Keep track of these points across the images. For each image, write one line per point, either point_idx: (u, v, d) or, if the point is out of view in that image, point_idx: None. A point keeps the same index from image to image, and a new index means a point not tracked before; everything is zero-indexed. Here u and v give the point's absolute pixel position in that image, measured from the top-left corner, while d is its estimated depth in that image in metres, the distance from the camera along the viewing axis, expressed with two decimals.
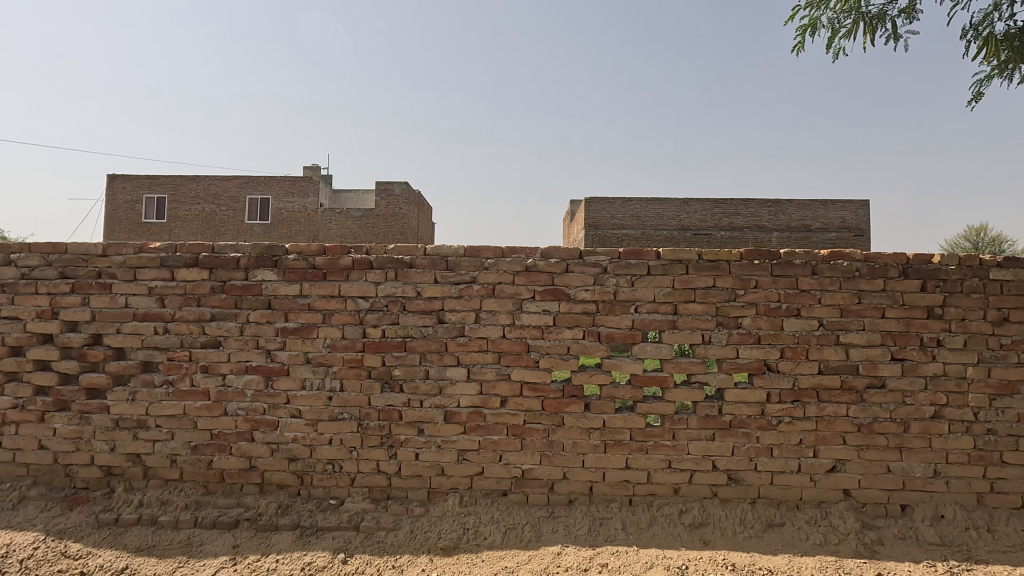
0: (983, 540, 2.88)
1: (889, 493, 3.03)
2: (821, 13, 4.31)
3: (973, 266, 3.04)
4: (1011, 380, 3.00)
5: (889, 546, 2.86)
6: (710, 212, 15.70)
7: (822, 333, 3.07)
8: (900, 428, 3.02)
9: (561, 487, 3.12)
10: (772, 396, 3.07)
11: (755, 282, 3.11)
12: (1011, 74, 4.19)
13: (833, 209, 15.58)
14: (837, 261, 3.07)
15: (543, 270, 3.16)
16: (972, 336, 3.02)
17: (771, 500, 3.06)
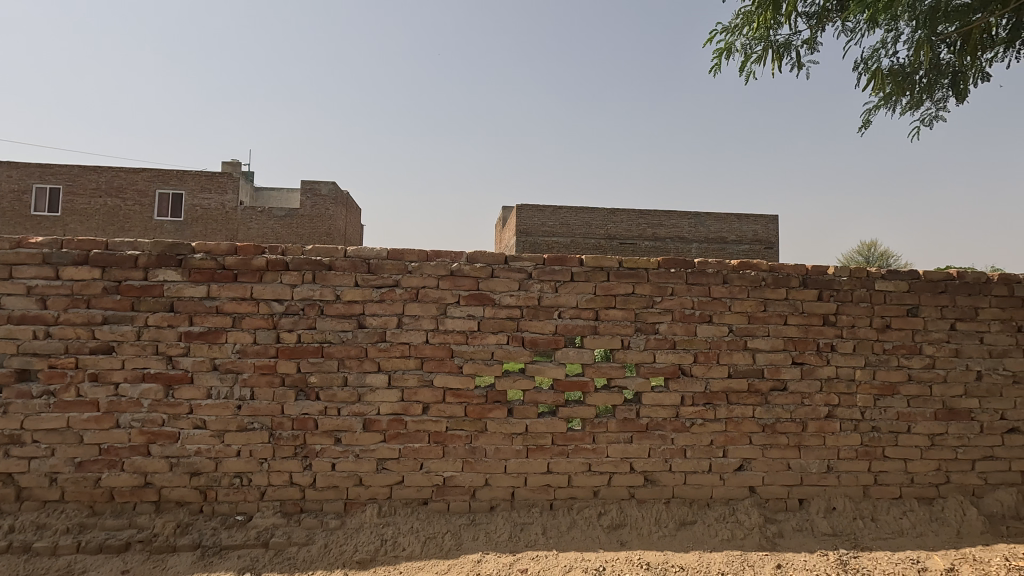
0: (868, 528, 3.14)
1: (788, 488, 3.24)
2: (735, 39, 4.63)
3: (862, 277, 3.33)
4: (893, 382, 3.30)
5: (787, 538, 3.05)
6: (635, 222, 16.30)
7: (732, 338, 3.25)
8: (799, 427, 3.25)
9: (483, 494, 3.10)
10: (686, 399, 3.21)
11: (671, 289, 3.25)
12: (895, 105, 4.69)
13: (746, 223, 16.64)
14: (745, 271, 3.27)
15: (468, 274, 3.14)
16: (860, 341, 3.30)
17: (684, 499, 3.19)
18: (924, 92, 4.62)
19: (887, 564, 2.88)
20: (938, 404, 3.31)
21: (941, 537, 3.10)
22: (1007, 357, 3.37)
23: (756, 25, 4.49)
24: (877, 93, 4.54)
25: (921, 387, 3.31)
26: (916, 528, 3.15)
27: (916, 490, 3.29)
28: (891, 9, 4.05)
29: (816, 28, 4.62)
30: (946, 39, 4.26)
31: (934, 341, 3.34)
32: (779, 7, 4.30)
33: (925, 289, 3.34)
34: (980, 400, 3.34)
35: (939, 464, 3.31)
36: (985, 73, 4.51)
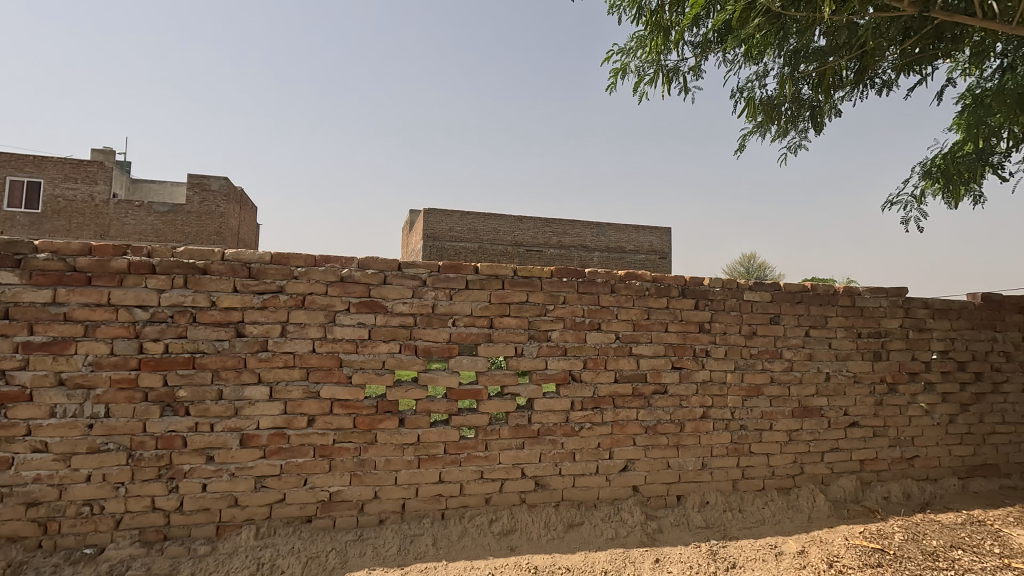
0: (735, 519, 3.42)
1: (668, 486, 3.46)
2: (630, 60, 4.92)
3: (733, 288, 3.63)
4: (757, 384, 3.63)
5: (665, 533, 3.25)
6: (541, 230, 16.69)
7: (618, 345, 3.42)
8: (677, 428, 3.48)
9: (372, 508, 3.00)
10: (575, 404, 3.33)
11: (563, 298, 3.35)
12: (765, 131, 5.24)
13: (643, 234, 17.63)
14: (631, 281, 3.46)
15: (359, 280, 3.04)
16: (731, 347, 3.60)
17: (573, 501, 3.29)
18: (789, 122, 5.19)
19: (750, 550, 3.15)
20: (795, 403, 3.69)
21: (796, 523, 3.45)
22: (850, 359, 3.83)
23: (648, 48, 4.80)
24: (750, 120, 5.02)
25: (782, 388, 3.67)
26: (775, 516, 3.48)
27: (776, 481, 3.64)
28: (761, 46, 4.49)
29: (700, 57, 5.03)
30: (806, 77, 4.80)
31: (791, 346, 3.72)
32: (668, 35, 4.63)
33: (785, 300, 3.72)
34: (828, 398, 3.76)
35: (795, 457, 3.69)
36: (837, 110, 5.13)
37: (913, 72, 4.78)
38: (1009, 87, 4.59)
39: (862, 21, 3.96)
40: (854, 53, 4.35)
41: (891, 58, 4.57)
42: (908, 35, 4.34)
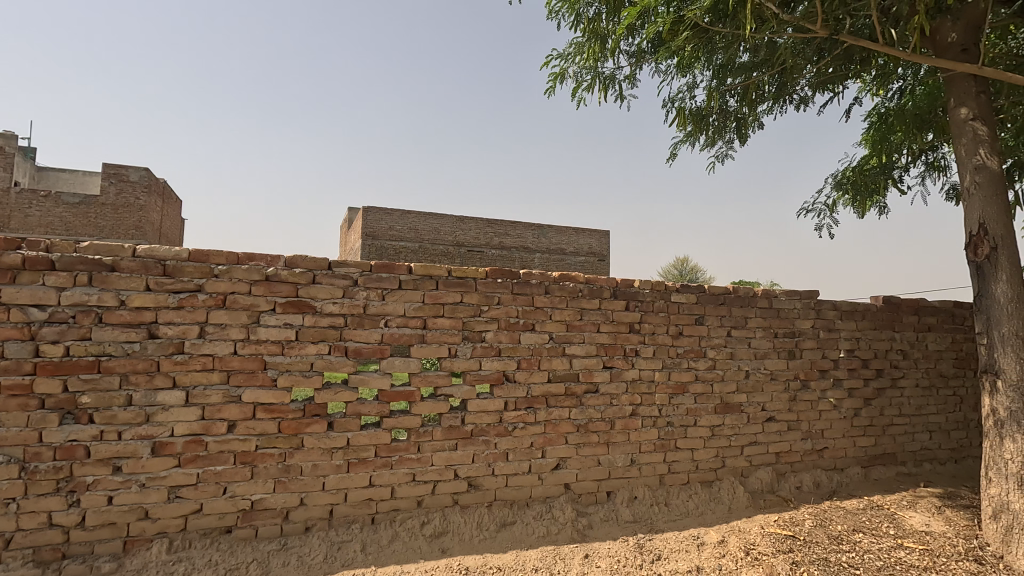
0: (661, 512, 3.55)
1: (598, 482, 3.54)
2: (568, 66, 5.02)
3: (661, 290, 3.78)
4: (683, 382, 3.79)
5: (595, 528, 3.33)
6: (482, 230, 16.67)
7: (552, 345, 3.47)
8: (608, 426, 3.57)
9: (297, 515, 2.90)
10: (508, 404, 3.35)
11: (498, 298, 3.37)
12: (695, 140, 5.49)
13: (582, 236, 17.98)
14: (564, 282, 3.52)
15: (286, 279, 2.93)
16: (659, 347, 3.74)
17: (505, 501, 3.32)
18: (716, 133, 5.46)
19: (674, 542, 3.27)
20: (717, 400, 3.88)
21: (717, 514, 3.62)
22: (767, 358, 4.06)
23: (585, 55, 4.91)
24: (681, 129, 5.23)
25: (705, 385, 3.85)
26: (698, 508, 3.64)
27: (700, 475, 3.81)
28: (692, 59, 4.70)
29: (635, 66, 5.19)
30: (732, 90, 5.06)
31: (715, 345, 3.91)
32: (605, 43, 4.75)
33: (709, 301, 3.91)
34: (748, 395, 3.98)
35: (717, 452, 3.87)
36: (760, 122, 5.44)
37: (827, 91, 5.15)
38: (908, 108, 5.03)
39: (781, 41, 4.21)
40: (775, 70, 4.63)
41: (808, 77, 4.89)
42: (822, 56, 4.67)
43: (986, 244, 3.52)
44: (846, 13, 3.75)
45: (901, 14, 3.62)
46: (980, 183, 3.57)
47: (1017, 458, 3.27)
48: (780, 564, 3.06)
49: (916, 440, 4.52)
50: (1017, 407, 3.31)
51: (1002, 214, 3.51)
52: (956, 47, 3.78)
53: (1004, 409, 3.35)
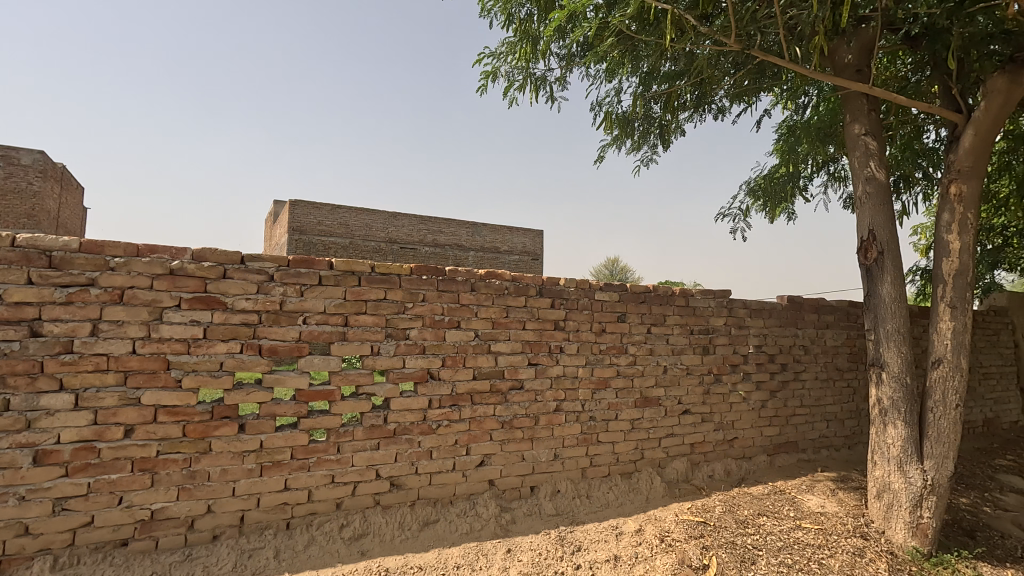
0: (583, 504, 3.65)
1: (522, 478, 3.59)
2: (500, 65, 5.03)
3: (585, 288, 3.88)
4: (605, 377, 3.90)
5: (518, 523, 3.37)
6: (416, 227, 16.39)
7: (477, 343, 3.48)
8: (532, 422, 3.62)
9: (204, 523, 2.74)
10: (433, 402, 3.32)
11: (423, 295, 3.33)
12: (621, 144, 5.68)
13: (517, 235, 18.11)
14: (490, 280, 3.53)
15: (193, 274, 2.76)
16: (582, 343, 3.83)
17: (429, 499, 3.29)
18: (641, 138, 5.68)
19: (594, 533, 3.37)
20: (637, 394, 4.03)
21: (635, 504, 3.76)
22: (684, 353, 4.27)
23: (517, 55, 4.95)
24: (609, 133, 5.39)
25: (626, 380, 3.99)
26: (618, 499, 3.77)
27: (620, 467, 3.94)
28: (618, 65, 4.85)
29: (566, 69, 5.29)
30: (656, 97, 5.27)
31: (636, 342, 4.05)
32: (536, 44, 4.81)
33: (631, 300, 4.05)
34: (665, 389, 4.16)
35: (636, 444, 4.02)
36: (681, 129, 5.70)
37: (742, 102, 5.47)
38: (812, 122, 5.44)
39: (700, 52, 4.43)
40: (695, 80, 4.86)
41: (725, 88, 5.18)
42: (737, 69, 4.95)
43: (874, 249, 3.87)
44: (757, 29, 3.99)
45: (804, 34, 3.91)
46: (869, 193, 3.91)
47: (896, 443, 3.62)
48: (691, 549, 3.22)
49: (815, 429, 4.90)
50: (897, 396, 3.65)
51: (887, 222, 3.86)
52: (851, 67, 4.12)
53: (887, 399, 3.69)
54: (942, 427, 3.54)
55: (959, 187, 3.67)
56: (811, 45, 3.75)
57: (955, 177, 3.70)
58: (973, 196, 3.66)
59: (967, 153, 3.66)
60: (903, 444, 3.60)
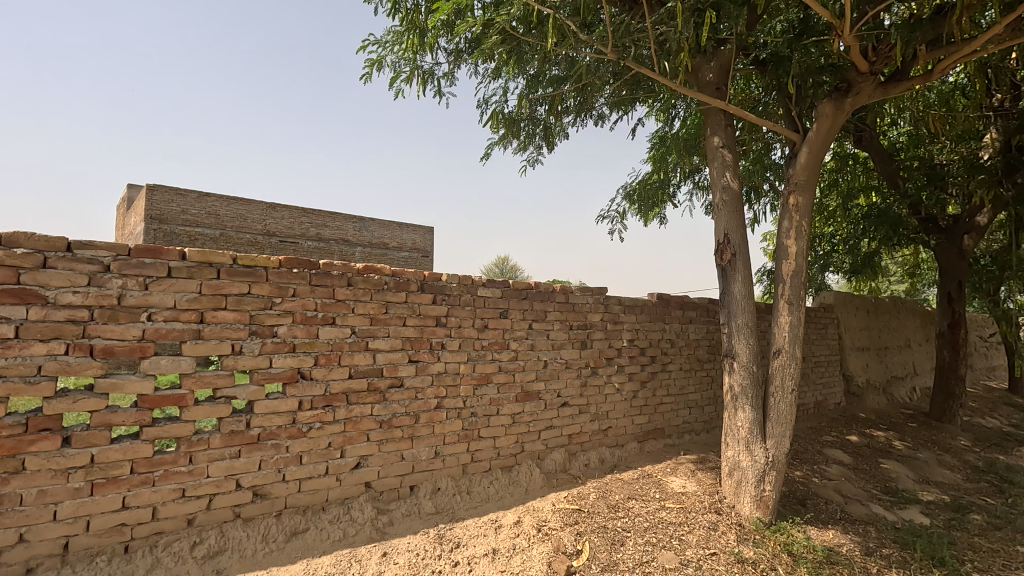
0: (463, 501, 3.63)
1: (401, 478, 3.49)
2: (385, 54, 4.86)
3: (468, 284, 3.86)
4: (487, 373, 3.92)
5: (396, 524, 3.27)
6: (297, 220, 15.13)
7: (354, 340, 3.32)
8: (412, 420, 3.54)
9: (14, 556, 2.34)
10: (303, 403, 3.12)
11: (293, 290, 3.11)
12: (508, 144, 5.76)
13: (406, 231, 17.63)
14: (369, 274, 3.39)
15: (1, 262, 2.34)
16: (464, 340, 3.82)
17: (298, 508, 3.08)
18: (527, 138, 5.81)
19: (473, 528, 3.37)
20: (518, 388, 4.10)
21: (515, 497, 3.82)
22: (563, 348, 4.42)
23: (403, 46, 4.80)
24: (496, 131, 5.43)
25: (508, 375, 4.04)
26: (498, 493, 3.80)
27: (501, 461, 3.99)
28: (505, 65, 4.91)
29: (454, 65, 5.25)
30: (542, 99, 5.40)
31: (517, 337, 4.12)
32: (423, 36, 4.70)
33: (513, 296, 4.11)
34: (545, 382, 4.28)
35: (517, 438, 4.09)
36: (565, 133, 5.90)
37: (620, 111, 5.79)
38: (681, 135, 5.91)
39: (582, 59, 4.60)
40: (577, 86, 5.05)
41: (605, 96, 5.45)
42: (616, 79, 5.22)
43: (728, 251, 4.27)
44: (631, 42, 4.23)
45: (672, 50, 4.21)
46: (725, 201, 4.30)
47: (744, 425, 4.03)
48: (566, 536, 3.35)
49: (679, 415, 5.32)
50: (745, 383, 4.07)
51: (740, 227, 4.28)
52: (711, 85, 4.49)
53: (738, 386, 4.10)
54: (781, 409, 4.00)
55: (796, 198, 4.16)
56: (678, 61, 4.04)
57: (793, 189, 4.19)
58: (807, 206, 4.16)
59: (803, 169, 4.16)
60: (750, 425, 4.02)
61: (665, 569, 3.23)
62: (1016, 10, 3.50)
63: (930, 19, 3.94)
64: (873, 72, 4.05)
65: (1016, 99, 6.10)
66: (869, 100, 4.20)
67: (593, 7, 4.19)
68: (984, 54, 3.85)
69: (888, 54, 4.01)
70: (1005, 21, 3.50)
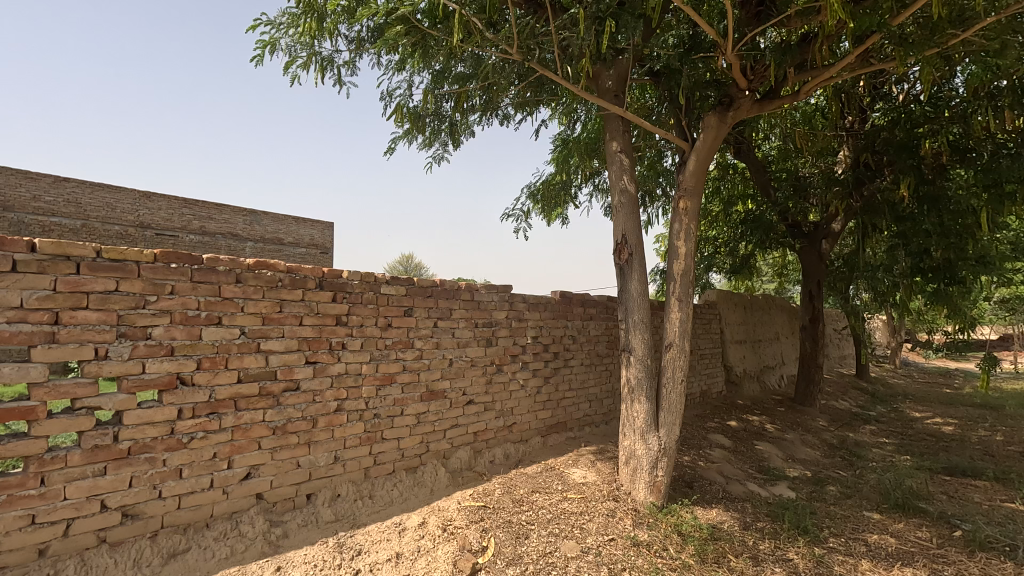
0: (365, 506, 3.50)
1: (296, 487, 3.30)
2: (279, 36, 4.56)
3: (370, 282, 3.73)
4: (390, 373, 3.81)
5: (291, 536, 3.08)
6: (177, 211, 13.62)
7: (242, 341, 3.07)
8: (310, 424, 3.35)
9: None
10: (184, 412, 2.84)
11: (171, 287, 2.82)
12: (413, 138, 5.65)
13: (303, 226, 16.38)
14: (260, 270, 3.16)
15: None
16: (366, 339, 3.68)
17: (177, 526, 2.81)
18: (433, 134, 5.73)
19: (376, 533, 3.26)
20: (423, 388, 4.02)
21: (420, 498, 3.75)
22: (469, 346, 4.40)
23: (299, 29, 4.51)
24: (400, 126, 5.29)
25: (412, 375, 3.95)
26: (402, 496, 3.71)
27: (405, 462, 3.89)
28: (410, 58, 4.80)
29: (355, 54, 5.04)
30: (447, 95, 5.35)
31: (422, 336, 4.05)
32: (321, 21, 4.45)
33: (417, 294, 4.02)
34: (451, 380, 4.24)
35: (421, 438, 4.02)
36: (471, 131, 5.88)
37: (525, 112, 5.88)
38: (582, 138, 6.13)
39: (488, 57, 4.61)
40: (483, 85, 5.05)
41: (510, 96, 5.50)
42: (521, 80, 5.29)
43: (626, 251, 4.48)
44: (535, 44, 4.32)
45: (575, 56, 4.34)
46: (623, 203, 4.52)
47: (640, 415, 4.27)
48: (471, 534, 3.34)
49: (580, 409, 5.52)
50: (641, 376, 4.30)
51: (636, 228, 4.51)
52: (610, 92, 4.68)
53: (634, 378, 4.32)
54: (672, 399, 4.27)
55: (685, 203, 4.45)
56: (580, 67, 4.19)
57: (683, 194, 4.49)
58: (694, 210, 4.48)
59: (691, 176, 4.47)
60: (644, 415, 4.26)
61: (567, 557, 3.32)
62: (865, 43, 3.95)
63: (797, 46, 4.40)
64: (752, 89, 4.44)
65: (863, 122, 6.98)
66: (747, 114, 4.60)
67: (498, 6, 4.22)
68: (840, 80, 4.35)
69: (764, 73, 4.42)
70: (857, 52, 3.96)
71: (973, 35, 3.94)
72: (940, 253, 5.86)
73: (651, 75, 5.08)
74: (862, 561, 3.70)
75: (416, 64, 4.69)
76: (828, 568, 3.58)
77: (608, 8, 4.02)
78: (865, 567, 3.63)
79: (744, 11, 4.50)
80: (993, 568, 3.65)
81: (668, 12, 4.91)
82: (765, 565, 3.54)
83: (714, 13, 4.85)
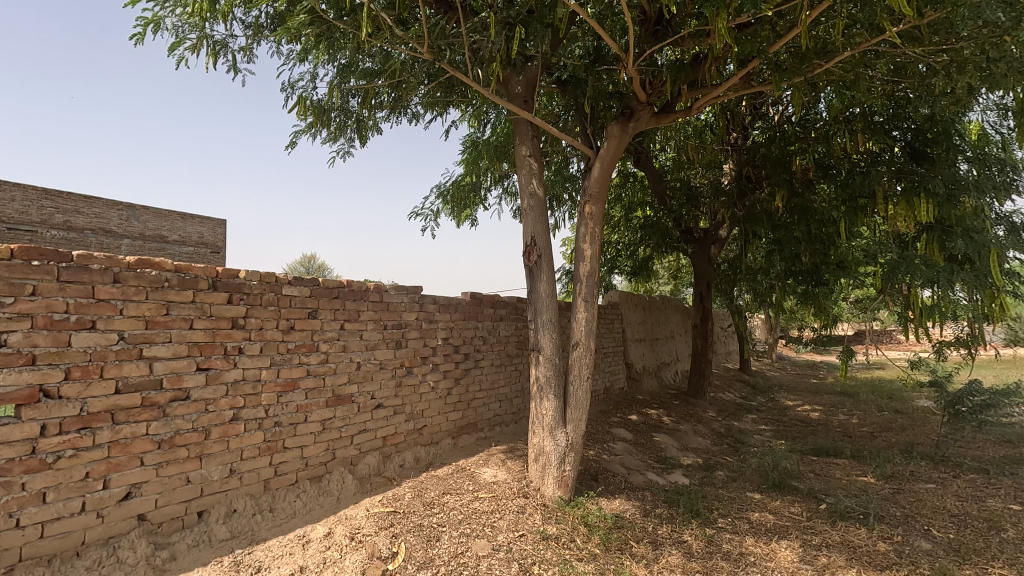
0: (265, 520, 3.30)
1: (185, 504, 3.04)
2: (164, 14, 4.18)
3: (271, 282, 3.53)
4: (293, 378, 3.62)
5: (180, 559, 2.83)
6: (34, 204, 11.87)
7: (122, 348, 2.78)
8: (201, 436, 3.09)
9: None
10: (48, 428, 2.52)
11: (31, 288, 2.50)
12: (318, 132, 5.41)
13: (192, 223, 14.90)
14: (143, 269, 2.88)
15: None
16: (266, 343, 3.47)
17: (39, 558, 2.49)
18: (338, 130, 5.53)
19: (277, 548, 3.07)
20: (328, 393, 3.87)
21: (325, 508, 3.59)
22: (377, 349, 4.29)
23: (189, 9, 4.18)
24: (303, 119, 5.05)
25: (317, 379, 3.78)
26: (306, 507, 3.53)
27: (309, 471, 3.72)
28: (315, 52, 4.64)
29: (252, 40, 4.76)
30: (353, 91, 5.18)
31: (327, 339, 3.88)
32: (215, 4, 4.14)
33: (323, 295, 3.86)
34: (358, 384, 4.10)
35: (327, 445, 3.86)
36: (378, 128, 5.74)
37: (434, 112, 5.83)
38: (491, 141, 6.19)
39: (397, 55, 4.52)
40: (391, 82, 4.94)
41: (419, 96, 5.43)
42: (431, 80, 5.25)
43: (535, 252, 4.59)
44: (446, 44, 4.32)
45: (485, 59, 4.39)
46: (532, 206, 4.63)
47: (549, 413, 4.38)
48: (380, 540, 3.27)
49: (490, 409, 5.57)
50: (549, 374, 4.42)
51: (544, 231, 4.63)
52: (520, 97, 4.76)
53: (543, 376, 4.43)
54: (578, 395, 4.43)
55: (591, 208, 4.64)
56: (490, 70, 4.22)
57: (588, 199, 4.67)
58: (599, 215, 4.68)
59: (596, 181, 4.66)
60: (553, 413, 4.38)
61: (479, 556, 3.34)
62: (747, 66, 4.26)
63: (690, 64, 4.75)
64: (650, 102, 4.73)
65: (746, 138, 7.65)
66: (647, 126, 4.88)
67: (406, 4, 4.18)
68: (726, 99, 4.74)
69: (661, 87, 4.73)
70: (740, 74, 4.32)
71: (834, 66, 4.49)
72: (809, 258, 6.62)
73: (559, 83, 5.27)
74: (746, 538, 4.07)
75: (321, 56, 4.51)
76: (717, 546, 3.89)
77: (517, 14, 4.10)
78: (748, 542, 3.99)
79: (642, 29, 4.69)
80: (851, 534, 4.17)
81: (574, 23, 5.08)
82: (663, 548, 3.79)
83: (617, 28, 5.12)
